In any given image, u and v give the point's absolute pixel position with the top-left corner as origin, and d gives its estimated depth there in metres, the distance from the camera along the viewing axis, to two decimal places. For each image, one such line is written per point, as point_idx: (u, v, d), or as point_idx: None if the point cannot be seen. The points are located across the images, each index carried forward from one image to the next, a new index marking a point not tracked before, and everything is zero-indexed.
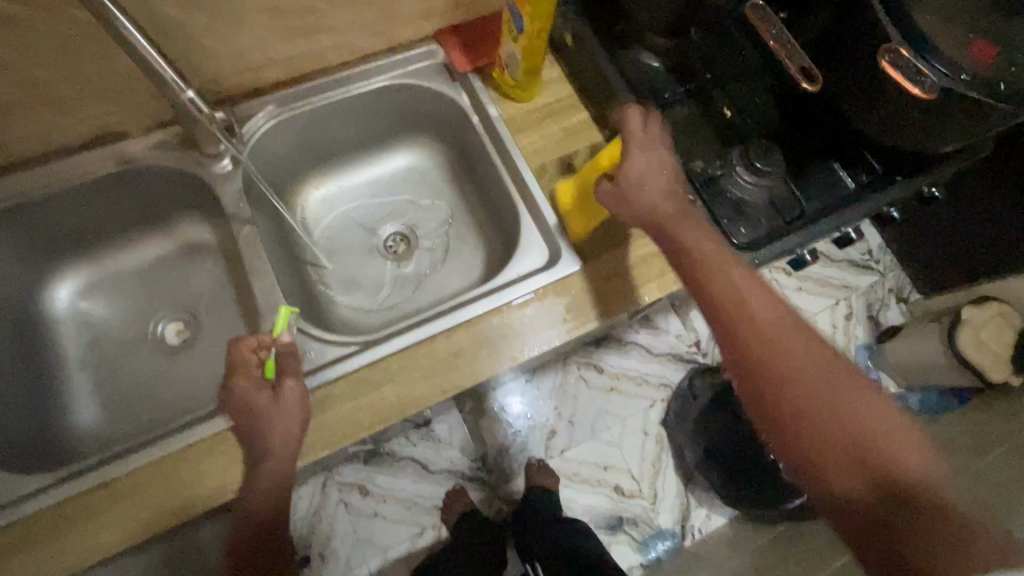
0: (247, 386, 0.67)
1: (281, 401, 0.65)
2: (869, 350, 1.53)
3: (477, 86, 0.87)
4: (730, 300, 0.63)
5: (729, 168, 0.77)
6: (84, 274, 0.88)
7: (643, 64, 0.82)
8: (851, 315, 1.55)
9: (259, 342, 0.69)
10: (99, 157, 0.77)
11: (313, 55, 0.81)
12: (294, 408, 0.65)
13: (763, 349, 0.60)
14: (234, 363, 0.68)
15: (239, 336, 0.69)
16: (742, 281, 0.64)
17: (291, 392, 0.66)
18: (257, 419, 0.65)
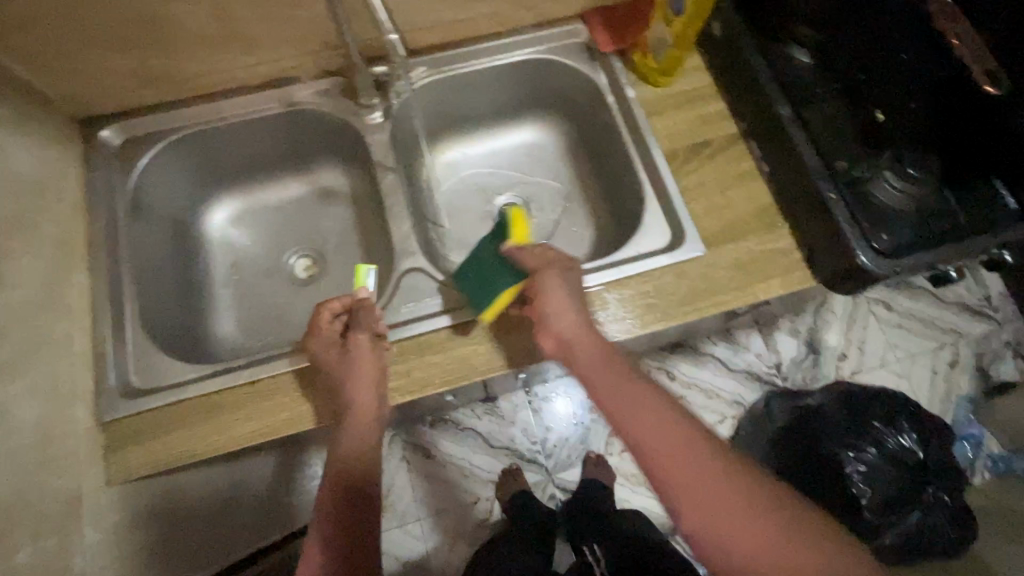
0: (323, 344, 0.69)
1: (350, 354, 0.67)
2: (974, 403, 1.41)
3: (617, 67, 0.88)
4: (678, 464, 0.55)
5: (877, 172, 0.74)
6: (238, 204, 0.98)
7: (793, 58, 0.81)
8: (957, 363, 1.43)
9: (341, 306, 0.71)
10: (271, 98, 0.86)
11: (468, 22, 0.86)
12: (366, 358, 0.67)
13: (731, 550, 0.51)
14: (315, 325, 0.71)
15: (325, 301, 0.72)
16: (695, 459, 0.55)
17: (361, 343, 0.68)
18: (334, 375, 0.67)
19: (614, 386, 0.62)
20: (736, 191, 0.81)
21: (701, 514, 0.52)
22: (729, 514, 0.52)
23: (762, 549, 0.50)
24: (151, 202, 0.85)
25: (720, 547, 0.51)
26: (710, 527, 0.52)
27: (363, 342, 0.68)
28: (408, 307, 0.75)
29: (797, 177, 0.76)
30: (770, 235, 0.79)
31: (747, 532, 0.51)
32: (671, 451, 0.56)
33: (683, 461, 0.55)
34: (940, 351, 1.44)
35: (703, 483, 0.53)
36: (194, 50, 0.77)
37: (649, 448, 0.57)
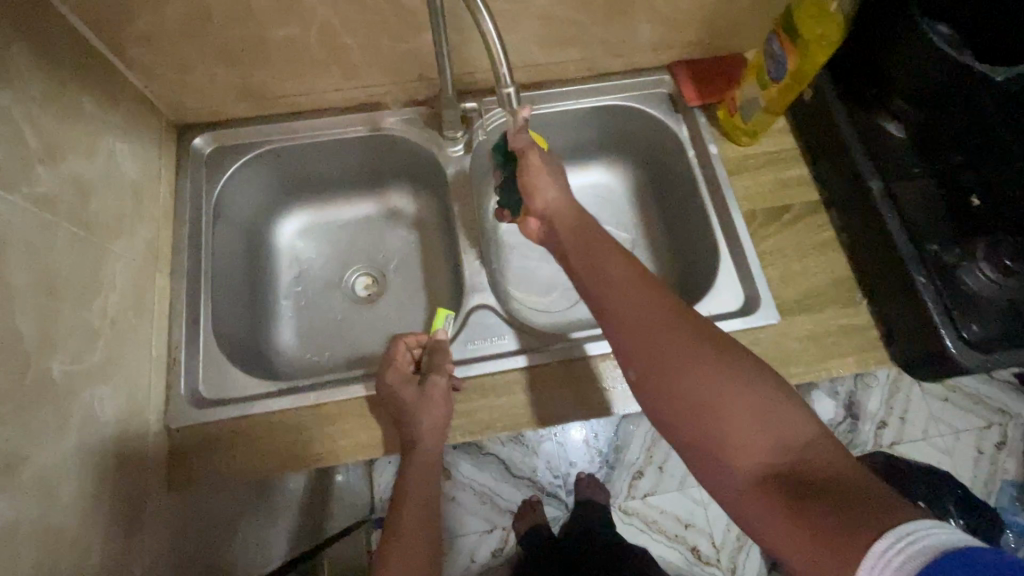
0: (396, 376, 0.68)
1: (428, 393, 0.65)
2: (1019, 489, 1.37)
3: (701, 121, 0.88)
4: (643, 332, 0.58)
5: (967, 258, 0.72)
6: (308, 217, 1.00)
7: (886, 131, 0.79)
8: (1003, 445, 1.41)
9: (419, 342, 0.72)
10: (357, 120, 0.88)
11: (557, 65, 0.87)
12: (440, 400, 0.66)
13: (679, 401, 0.54)
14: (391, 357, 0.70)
15: (401, 334, 0.72)
16: (661, 326, 0.57)
17: (438, 385, 0.66)
18: (405, 411, 0.65)
19: (598, 270, 0.65)
20: (815, 260, 0.80)
21: (659, 383, 0.56)
22: (680, 369, 0.55)
23: (713, 407, 0.52)
24: (231, 212, 0.87)
25: (676, 403, 0.54)
26: (662, 380, 0.55)
27: (440, 385, 0.66)
28: (472, 345, 0.75)
29: (882, 255, 0.74)
30: (847, 309, 0.77)
31: (699, 401, 0.53)
32: (643, 319, 0.58)
33: (651, 327, 0.58)
34: (987, 430, 1.42)
35: (666, 349, 0.56)
36: (294, 71, 0.79)
37: (622, 315, 0.60)
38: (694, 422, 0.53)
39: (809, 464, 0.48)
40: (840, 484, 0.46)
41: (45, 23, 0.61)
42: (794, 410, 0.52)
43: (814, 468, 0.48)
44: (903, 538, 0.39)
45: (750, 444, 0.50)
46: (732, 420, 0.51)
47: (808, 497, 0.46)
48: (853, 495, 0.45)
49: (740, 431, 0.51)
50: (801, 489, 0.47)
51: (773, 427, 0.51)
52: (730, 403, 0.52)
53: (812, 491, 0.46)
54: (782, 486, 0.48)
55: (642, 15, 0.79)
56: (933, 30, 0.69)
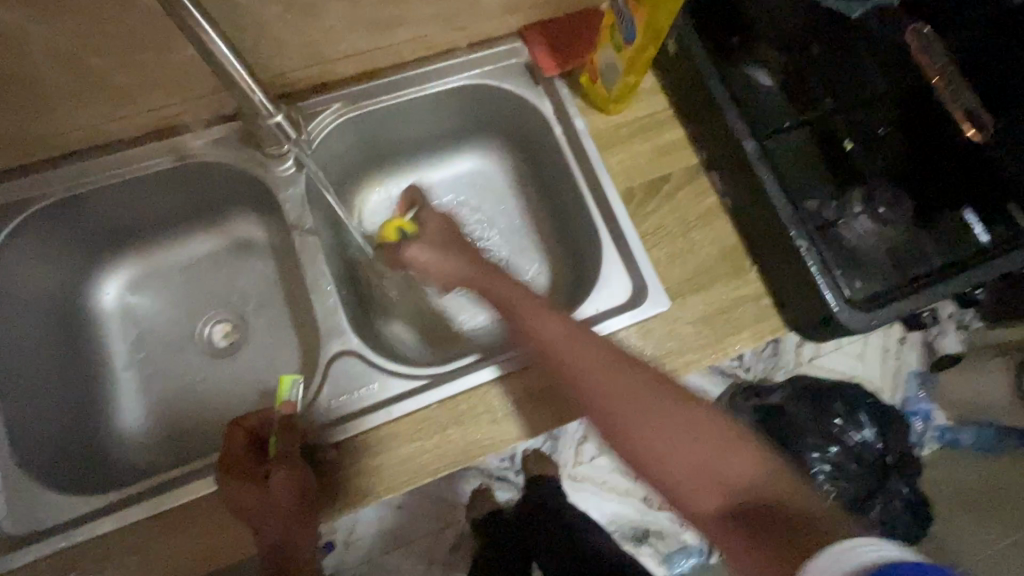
0: (240, 477, 0.57)
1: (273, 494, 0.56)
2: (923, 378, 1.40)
3: (563, 94, 0.78)
4: (604, 368, 0.59)
5: (846, 211, 0.68)
6: (134, 268, 0.84)
7: (756, 81, 0.72)
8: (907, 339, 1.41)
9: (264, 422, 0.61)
10: (156, 152, 0.71)
11: (388, 50, 0.73)
12: (291, 497, 0.57)
13: (613, 422, 0.58)
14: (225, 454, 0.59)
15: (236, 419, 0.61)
16: (622, 368, 0.59)
17: (285, 482, 0.57)
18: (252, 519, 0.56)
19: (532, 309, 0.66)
20: (700, 233, 0.74)
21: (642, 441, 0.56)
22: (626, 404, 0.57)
23: (655, 432, 0.56)
24: (16, 290, 0.71)
25: (611, 427, 0.58)
26: (600, 411, 0.58)
27: (288, 482, 0.57)
28: (339, 401, 0.65)
29: (765, 220, 0.69)
30: (737, 280, 0.73)
31: (676, 447, 0.55)
32: (586, 351, 0.61)
33: (612, 364, 0.60)
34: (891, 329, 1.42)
35: (630, 394, 0.58)
36: (48, 110, 0.62)
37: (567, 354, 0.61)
38: (649, 449, 0.56)
39: (733, 486, 0.53)
40: (784, 506, 0.50)
41: None
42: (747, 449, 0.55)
43: (764, 497, 0.52)
44: (854, 551, 0.41)
45: (688, 461, 0.55)
46: (673, 446, 0.55)
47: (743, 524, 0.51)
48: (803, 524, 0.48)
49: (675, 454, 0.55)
50: (751, 522, 0.50)
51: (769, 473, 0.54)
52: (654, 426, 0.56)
53: (782, 522, 0.49)
54: (734, 517, 0.51)
55: None
56: None
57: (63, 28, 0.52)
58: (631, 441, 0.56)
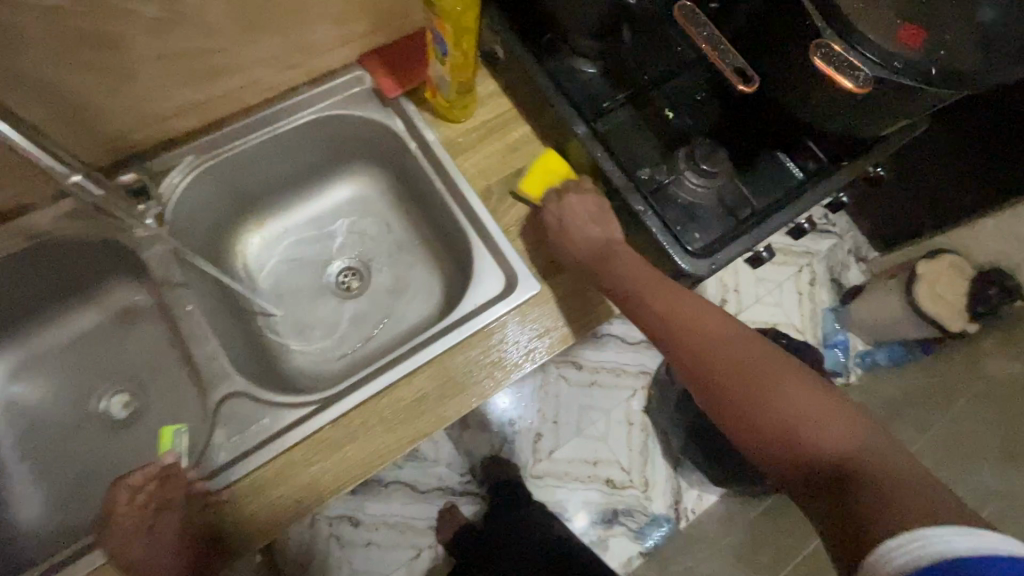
0: (128, 533, 0.59)
1: (158, 534, 0.59)
2: (836, 312, 1.48)
3: (410, 110, 0.82)
4: (718, 344, 0.61)
5: (677, 173, 0.75)
6: (16, 359, 0.82)
7: (578, 71, 0.79)
8: (816, 280, 1.50)
9: (146, 477, 0.62)
10: (5, 237, 0.71)
11: (227, 97, 0.75)
12: (176, 539, 0.58)
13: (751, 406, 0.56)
14: (110, 510, 0.60)
15: (119, 478, 0.61)
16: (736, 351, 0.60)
17: (169, 524, 0.59)
18: (144, 566, 0.58)
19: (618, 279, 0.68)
20: None
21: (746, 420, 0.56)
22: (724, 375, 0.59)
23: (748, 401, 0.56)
24: None
25: (727, 402, 0.58)
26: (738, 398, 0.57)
27: (172, 525, 0.59)
28: (233, 442, 0.66)
29: (609, 194, 0.75)
30: None
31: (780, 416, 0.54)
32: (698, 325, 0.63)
33: (718, 338, 0.61)
34: (801, 274, 1.50)
35: (725, 347, 0.61)
36: None
37: (669, 332, 0.63)
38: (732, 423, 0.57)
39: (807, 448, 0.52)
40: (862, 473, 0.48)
41: None
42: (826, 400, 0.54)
43: (825, 455, 0.51)
44: (890, 553, 0.41)
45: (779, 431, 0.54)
46: (775, 418, 0.54)
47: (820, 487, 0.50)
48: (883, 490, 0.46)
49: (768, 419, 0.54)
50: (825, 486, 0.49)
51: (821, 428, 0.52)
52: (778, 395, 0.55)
53: (845, 488, 0.48)
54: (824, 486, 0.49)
55: (290, 19, 0.70)
56: None
57: None
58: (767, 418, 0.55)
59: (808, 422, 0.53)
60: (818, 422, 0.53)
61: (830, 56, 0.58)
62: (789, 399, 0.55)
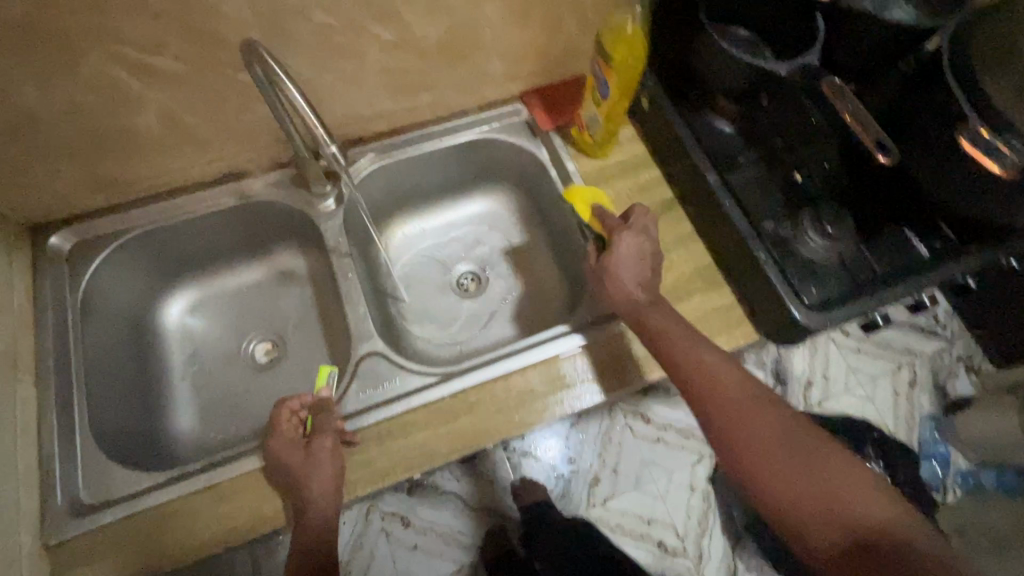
0: (283, 444, 0.70)
1: (312, 454, 0.68)
2: (937, 421, 1.33)
3: (557, 142, 0.94)
4: (746, 418, 0.63)
5: (799, 230, 0.80)
6: (192, 292, 0.96)
7: (715, 128, 0.87)
8: (916, 382, 1.35)
9: (302, 404, 0.74)
10: (223, 193, 0.87)
11: (414, 111, 0.90)
12: (325, 460, 0.68)
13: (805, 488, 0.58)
14: (275, 425, 0.72)
15: (284, 398, 0.73)
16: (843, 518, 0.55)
17: (322, 446, 0.69)
18: (293, 475, 0.68)
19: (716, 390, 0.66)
20: (678, 253, 0.86)
21: (787, 498, 0.58)
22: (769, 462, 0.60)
23: (780, 474, 0.59)
24: (103, 304, 0.84)
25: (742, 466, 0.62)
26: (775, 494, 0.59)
27: (326, 446, 0.68)
28: (367, 393, 0.76)
29: (729, 240, 0.82)
30: (713, 293, 0.83)
31: (799, 467, 0.59)
32: (753, 435, 0.62)
33: (758, 425, 0.63)
34: (899, 371, 1.36)
35: (758, 415, 0.63)
36: (145, 158, 0.77)
37: (714, 406, 0.65)
38: (791, 493, 0.58)
39: (846, 513, 0.56)
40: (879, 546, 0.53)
41: None
42: (861, 482, 0.58)
43: (866, 521, 0.55)
44: None
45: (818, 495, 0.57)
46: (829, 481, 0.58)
47: (864, 554, 0.53)
48: (913, 560, 0.51)
49: (801, 495, 0.58)
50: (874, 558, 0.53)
51: (844, 500, 0.56)
52: (818, 472, 0.59)
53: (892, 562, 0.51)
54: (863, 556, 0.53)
55: (481, 53, 0.83)
56: (732, 31, 0.83)
57: (171, 91, 0.69)
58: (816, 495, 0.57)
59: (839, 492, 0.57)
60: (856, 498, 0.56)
61: (972, 138, 0.63)
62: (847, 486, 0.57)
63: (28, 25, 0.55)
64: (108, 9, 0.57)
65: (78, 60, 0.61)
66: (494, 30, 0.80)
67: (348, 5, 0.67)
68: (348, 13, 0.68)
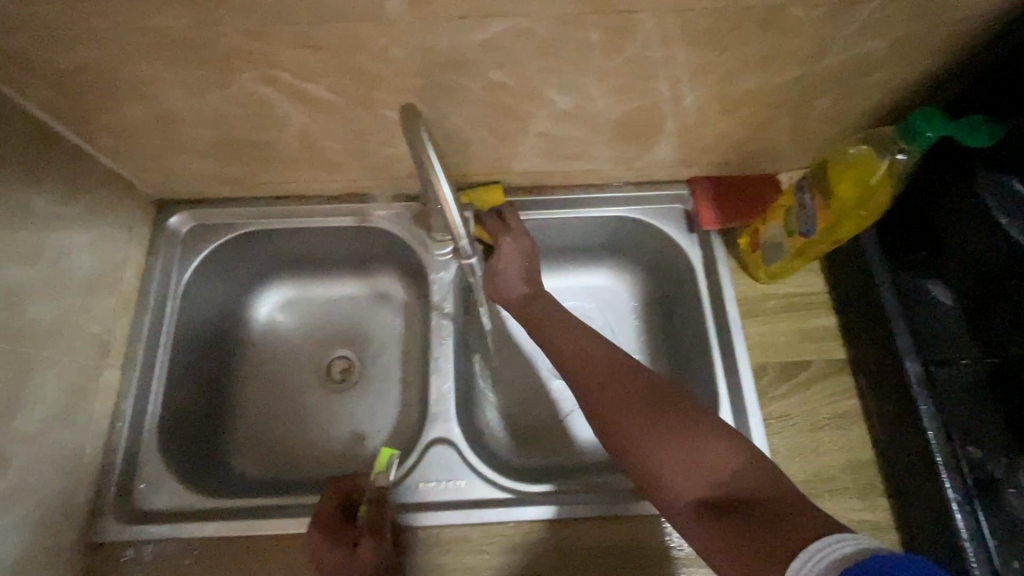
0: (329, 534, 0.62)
1: (355, 557, 0.59)
2: None
3: (717, 248, 0.78)
4: (620, 390, 0.57)
5: (1013, 474, 0.60)
6: (289, 291, 0.92)
7: (932, 297, 0.67)
8: None
9: (354, 484, 0.66)
10: (342, 210, 0.81)
11: (563, 174, 0.78)
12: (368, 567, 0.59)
13: (652, 445, 0.52)
14: (321, 506, 0.64)
15: (336, 475, 0.66)
16: (661, 420, 0.53)
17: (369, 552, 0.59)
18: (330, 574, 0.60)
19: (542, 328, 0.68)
20: (830, 434, 0.69)
21: (631, 448, 0.53)
22: (638, 421, 0.54)
23: (648, 436, 0.52)
24: (205, 293, 0.82)
25: (603, 416, 0.57)
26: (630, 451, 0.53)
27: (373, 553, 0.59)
28: (427, 486, 0.68)
29: (905, 450, 0.63)
30: (863, 503, 0.66)
31: (644, 420, 0.54)
32: (622, 394, 0.57)
33: (621, 383, 0.58)
34: None
35: (608, 374, 0.59)
36: (277, 167, 0.73)
37: (584, 387, 0.60)
38: (640, 454, 0.52)
39: (704, 470, 0.49)
40: (750, 495, 0.46)
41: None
42: (719, 441, 0.50)
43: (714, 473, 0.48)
44: (820, 555, 0.39)
45: (679, 467, 0.50)
46: (677, 440, 0.51)
47: (730, 512, 0.46)
48: (769, 510, 0.44)
49: (664, 457, 0.50)
50: (736, 510, 0.45)
51: (704, 454, 0.50)
52: (674, 426, 0.52)
53: (747, 512, 0.45)
54: (715, 508, 0.47)
55: (661, 137, 0.69)
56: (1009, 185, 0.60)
57: (317, 117, 0.62)
58: (654, 439, 0.52)
59: (698, 453, 0.50)
60: (705, 448, 0.50)
61: None
62: (691, 438, 0.51)
63: (193, 37, 0.51)
64: (274, 37, 0.51)
65: (233, 76, 0.56)
66: (688, 116, 0.66)
67: (531, 69, 0.56)
68: (529, 77, 0.57)
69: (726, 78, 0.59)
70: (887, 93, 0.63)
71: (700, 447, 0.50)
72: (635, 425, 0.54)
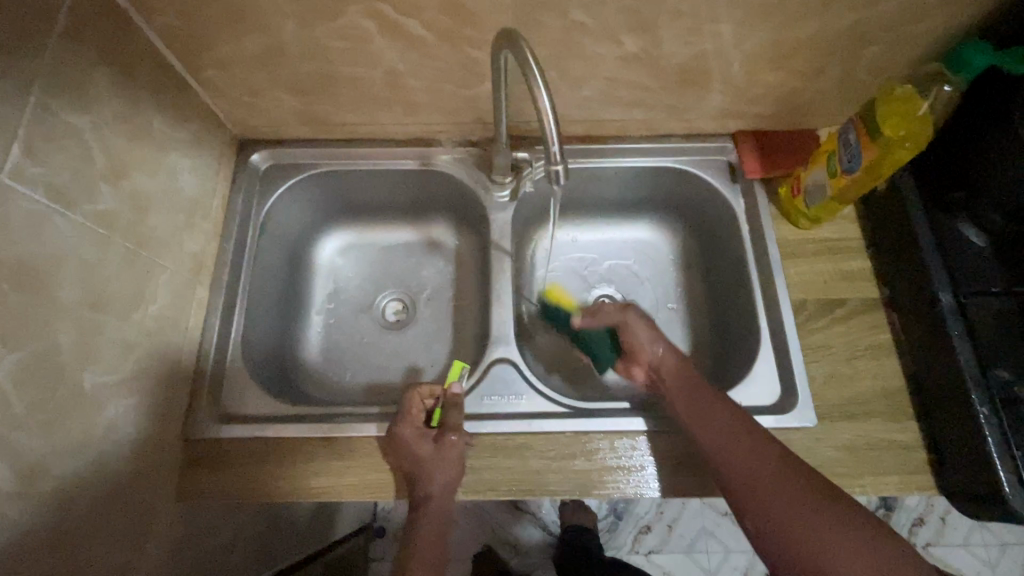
0: (412, 433, 0.68)
1: (441, 448, 0.67)
2: None
3: (760, 196, 0.84)
4: (777, 493, 0.58)
5: None
6: (348, 237, 0.98)
7: (964, 237, 0.72)
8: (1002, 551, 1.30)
9: (431, 392, 0.73)
10: (409, 154, 0.87)
11: (619, 123, 0.84)
12: (453, 458, 0.67)
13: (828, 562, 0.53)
14: (405, 411, 0.71)
15: (415, 384, 0.73)
16: (841, 541, 0.53)
17: (454, 446, 0.68)
18: (417, 464, 0.66)
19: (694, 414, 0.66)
20: (865, 363, 0.74)
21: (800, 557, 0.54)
22: (813, 536, 0.54)
23: (824, 557, 0.53)
24: (277, 228, 0.88)
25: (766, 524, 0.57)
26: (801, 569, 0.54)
27: (455, 447, 0.68)
28: (490, 400, 0.74)
29: (936, 373, 0.68)
30: (895, 424, 0.71)
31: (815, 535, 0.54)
32: (782, 503, 0.57)
33: (784, 484, 0.58)
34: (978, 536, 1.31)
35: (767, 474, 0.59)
36: (358, 106, 0.79)
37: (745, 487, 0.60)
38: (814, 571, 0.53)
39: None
40: None
41: (127, 42, 0.61)
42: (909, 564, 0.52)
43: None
44: None
45: None
46: (856, 562, 0.52)
47: None
48: None
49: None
50: None
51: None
52: (854, 544, 0.53)
53: None
54: None
55: (716, 85, 0.75)
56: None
57: (406, 53, 0.68)
58: (829, 560, 0.53)
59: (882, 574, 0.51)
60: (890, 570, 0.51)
61: None
62: (878, 558, 0.52)
63: None
64: None
65: (341, 8, 0.62)
66: (742, 64, 0.72)
67: (609, 9, 0.63)
68: (606, 17, 0.64)
69: (783, 23, 0.65)
70: (930, 43, 0.69)
71: (884, 566, 0.52)
72: (803, 540, 0.54)
